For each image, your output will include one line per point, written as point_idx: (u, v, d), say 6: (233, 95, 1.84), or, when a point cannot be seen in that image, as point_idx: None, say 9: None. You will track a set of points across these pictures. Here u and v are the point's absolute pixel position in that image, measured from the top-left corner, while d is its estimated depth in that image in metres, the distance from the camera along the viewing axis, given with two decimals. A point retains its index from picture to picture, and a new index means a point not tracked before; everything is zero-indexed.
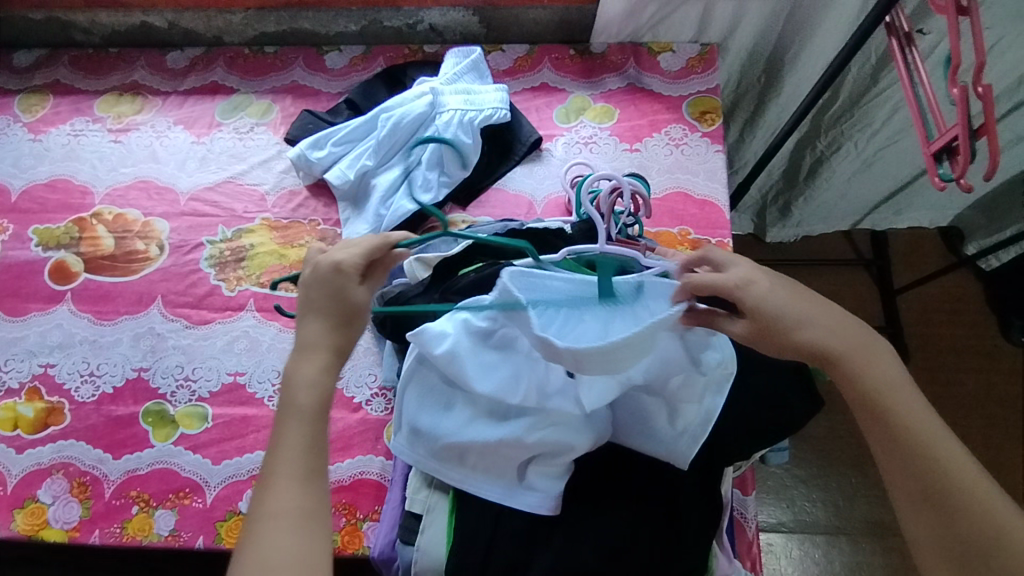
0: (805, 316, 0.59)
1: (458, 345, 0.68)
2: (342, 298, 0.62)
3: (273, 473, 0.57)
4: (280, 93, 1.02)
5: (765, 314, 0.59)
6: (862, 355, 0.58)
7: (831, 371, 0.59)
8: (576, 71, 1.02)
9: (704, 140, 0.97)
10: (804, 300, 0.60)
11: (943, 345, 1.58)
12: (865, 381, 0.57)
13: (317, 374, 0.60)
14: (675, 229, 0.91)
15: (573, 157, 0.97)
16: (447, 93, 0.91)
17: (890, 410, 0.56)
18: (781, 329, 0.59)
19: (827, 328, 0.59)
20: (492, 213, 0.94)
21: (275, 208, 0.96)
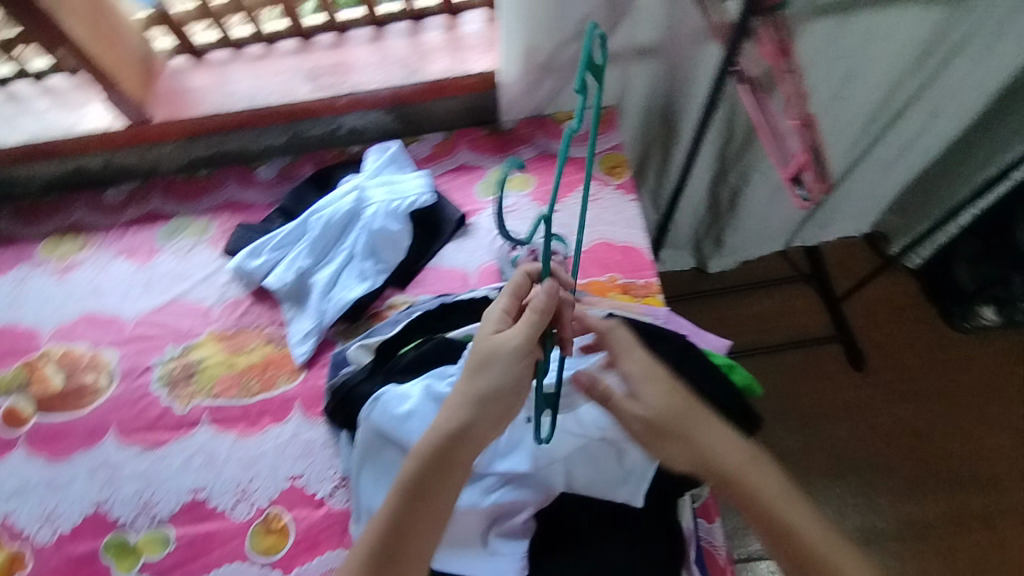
0: (696, 435, 0.67)
1: (419, 409, 0.71)
2: (496, 349, 0.64)
3: (367, 552, 0.61)
4: (216, 212, 1.07)
5: (649, 414, 0.68)
6: (748, 467, 0.66)
7: (724, 487, 0.66)
8: (491, 148, 1.10)
9: (618, 192, 1.04)
10: (695, 415, 0.68)
11: (893, 343, 1.64)
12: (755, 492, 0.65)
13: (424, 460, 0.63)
14: (604, 277, 0.96)
15: (499, 226, 1.02)
16: (371, 187, 0.97)
17: (776, 513, 0.64)
18: (671, 440, 0.67)
19: (718, 446, 0.66)
20: (429, 289, 0.98)
21: (221, 320, 0.99)
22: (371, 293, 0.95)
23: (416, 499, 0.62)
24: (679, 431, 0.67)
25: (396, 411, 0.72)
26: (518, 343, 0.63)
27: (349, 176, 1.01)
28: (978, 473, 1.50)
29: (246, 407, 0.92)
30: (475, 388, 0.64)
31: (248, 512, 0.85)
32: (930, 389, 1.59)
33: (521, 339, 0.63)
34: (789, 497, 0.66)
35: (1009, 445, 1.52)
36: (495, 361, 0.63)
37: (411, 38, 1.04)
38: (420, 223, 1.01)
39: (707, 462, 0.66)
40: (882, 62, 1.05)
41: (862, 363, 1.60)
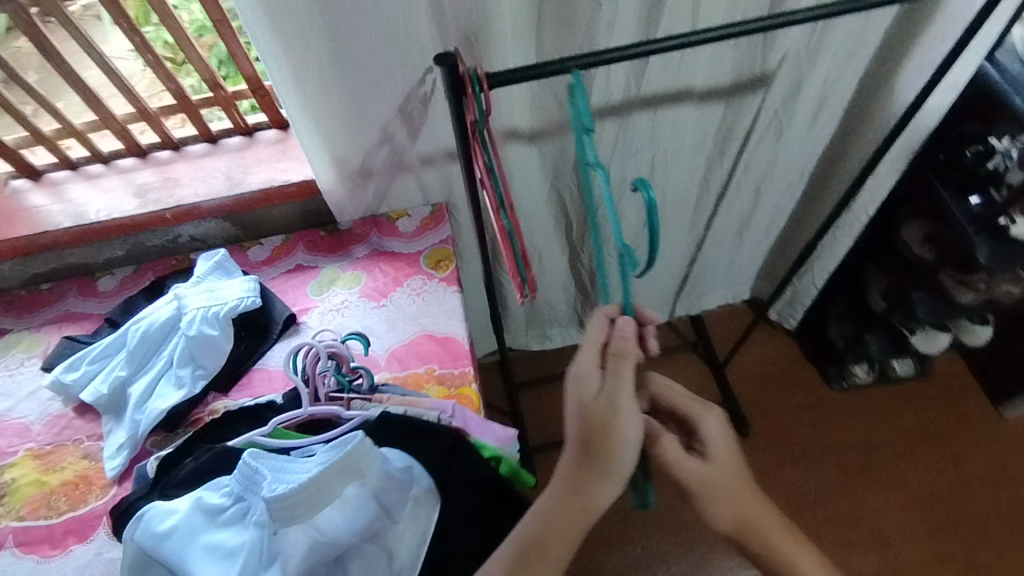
0: (745, 514, 0.75)
1: (184, 524, 0.72)
2: (597, 404, 0.68)
3: None
4: (52, 325, 1.09)
5: (706, 481, 0.75)
6: (782, 545, 0.74)
7: (759, 559, 0.75)
8: (327, 248, 1.15)
9: (442, 285, 1.09)
10: (753, 490, 0.76)
11: (798, 403, 1.67)
12: (786, 573, 0.74)
13: (548, 523, 0.68)
14: (421, 369, 0.99)
15: (327, 324, 1.06)
16: (193, 294, 1.00)
17: None
18: (721, 508, 0.75)
19: (760, 524, 0.74)
20: (252, 392, 1.00)
21: (40, 436, 0.98)
22: (187, 399, 0.96)
23: (536, 555, 0.68)
24: (723, 499, 0.75)
25: (156, 528, 0.71)
26: (624, 408, 0.68)
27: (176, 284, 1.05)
28: (943, 519, 1.51)
29: (52, 527, 0.90)
30: (588, 454, 0.68)
31: None
32: (811, 450, 1.61)
33: (620, 401, 0.68)
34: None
35: (895, 504, 1.54)
36: (603, 428, 0.68)
37: (242, 150, 1.11)
38: (246, 326, 1.04)
39: (750, 536, 0.74)
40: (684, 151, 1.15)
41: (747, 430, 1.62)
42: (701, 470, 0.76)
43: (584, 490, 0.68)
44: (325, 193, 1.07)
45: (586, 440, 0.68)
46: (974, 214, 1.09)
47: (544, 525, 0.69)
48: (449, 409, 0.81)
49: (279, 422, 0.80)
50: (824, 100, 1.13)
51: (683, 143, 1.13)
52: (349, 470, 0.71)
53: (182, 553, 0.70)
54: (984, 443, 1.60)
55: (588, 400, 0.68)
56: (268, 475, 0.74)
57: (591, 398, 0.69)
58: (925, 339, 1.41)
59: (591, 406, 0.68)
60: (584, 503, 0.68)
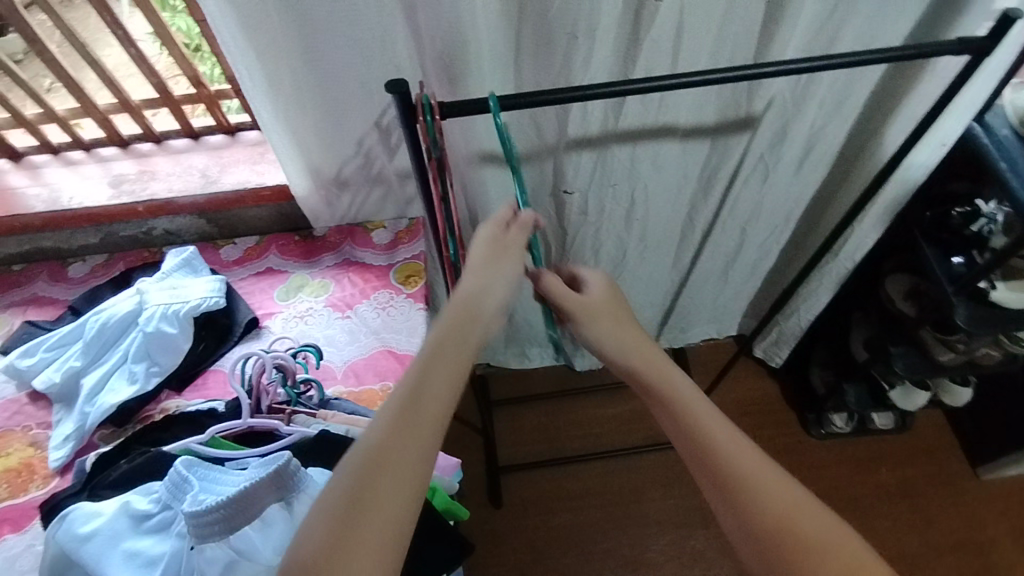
0: (624, 341, 0.76)
1: (107, 527, 0.71)
2: (507, 244, 0.74)
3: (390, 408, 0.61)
4: (17, 307, 1.09)
5: (586, 307, 0.78)
6: (671, 379, 0.72)
7: (647, 395, 0.73)
8: (299, 253, 1.14)
9: (409, 301, 1.08)
10: (627, 320, 0.78)
11: (786, 442, 1.65)
12: (682, 412, 0.70)
13: (453, 337, 0.66)
14: (377, 386, 0.99)
15: (288, 331, 1.05)
16: (156, 289, 1.00)
17: (692, 418, 0.69)
18: (600, 330, 0.77)
19: (636, 349, 0.75)
20: (206, 394, 1.00)
21: None
22: (138, 395, 0.95)
23: (444, 369, 0.64)
24: (601, 321, 0.77)
25: (77, 530, 0.70)
26: (516, 245, 0.74)
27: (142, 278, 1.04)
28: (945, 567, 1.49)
29: None
30: (489, 276, 0.71)
31: None
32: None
33: (516, 237, 0.75)
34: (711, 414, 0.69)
35: None
36: (499, 257, 0.73)
37: (222, 149, 1.12)
38: (207, 326, 1.03)
39: (634, 367, 0.74)
40: (664, 186, 1.14)
41: None
42: (580, 304, 0.78)
43: (487, 307, 0.70)
44: (298, 199, 1.07)
45: (484, 267, 0.72)
46: (956, 275, 1.07)
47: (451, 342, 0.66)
48: None
49: (217, 431, 0.79)
50: (811, 147, 1.13)
51: (664, 179, 1.13)
52: (277, 485, 0.71)
53: (100, 558, 0.69)
54: (963, 502, 1.56)
55: (487, 236, 0.74)
56: (197, 484, 0.73)
57: (487, 234, 0.74)
58: (902, 396, 1.44)
59: (483, 243, 0.74)
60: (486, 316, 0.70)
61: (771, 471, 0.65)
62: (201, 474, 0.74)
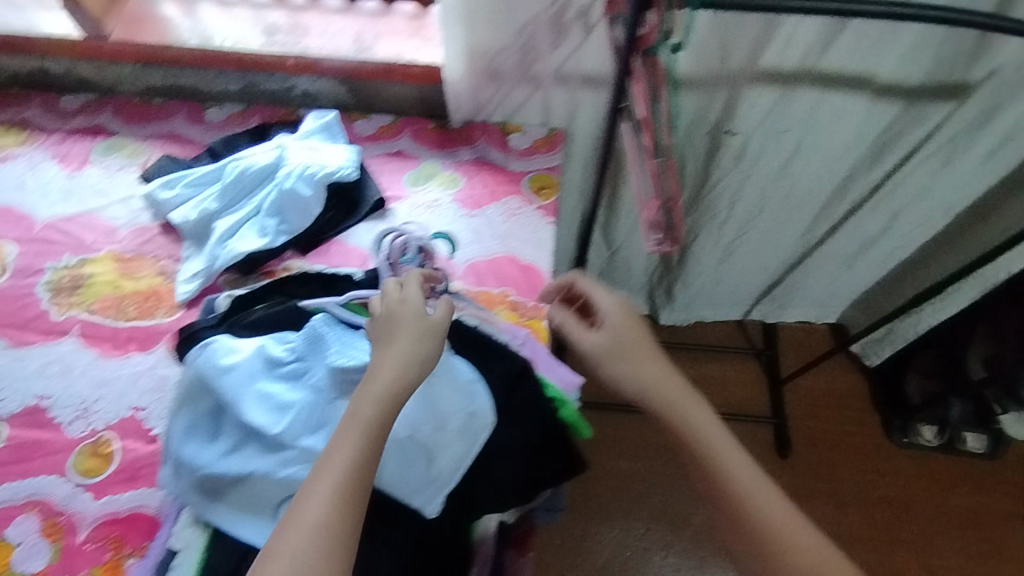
0: (653, 376, 0.78)
1: (244, 365, 0.72)
2: (419, 318, 0.68)
3: (313, 481, 0.59)
4: (156, 140, 1.10)
5: (606, 342, 0.81)
6: (701, 420, 0.75)
7: (677, 447, 0.75)
8: (432, 141, 1.10)
9: (538, 213, 1.04)
10: (643, 354, 0.80)
11: (863, 443, 1.60)
12: (703, 447, 0.73)
13: (376, 395, 0.63)
14: (496, 289, 0.96)
15: (414, 218, 1.02)
16: (297, 148, 0.99)
17: (726, 471, 0.71)
18: (630, 363, 0.79)
19: (656, 379, 0.78)
20: (330, 262, 1.00)
21: (124, 242, 1.00)
22: (267, 249, 0.96)
23: (365, 448, 0.61)
24: (630, 358, 0.79)
25: (218, 361, 0.72)
26: (444, 325, 0.69)
27: (281, 134, 1.03)
28: None
29: (117, 330, 0.93)
30: (411, 332, 0.66)
31: (82, 430, 0.86)
32: (839, 489, 1.55)
33: (445, 312, 0.70)
34: (732, 448, 0.73)
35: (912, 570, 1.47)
36: (424, 319, 0.68)
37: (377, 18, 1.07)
38: (338, 195, 1.02)
39: (667, 404, 0.76)
40: (830, 147, 1.05)
41: (787, 452, 1.58)
42: (595, 334, 0.82)
43: (405, 362, 0.65)
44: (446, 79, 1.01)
45: (403, 328, 0.67)
46: None
47: (384, 404, 0.63)
48: (520, 335, 0.82)
49: (355, 297, 0.78)
50: (1010, 135, 1.01)
51: (837, 138, 1.03)
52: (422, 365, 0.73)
53: (236, 391, 0.71)
54: None
55: (414, 299, 0.70)
56: (337, 343, 0.73)
57: (413, 295, 0.70)
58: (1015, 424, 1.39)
59: (401, 305, 0.69)
60: (410, 368, 0.65)
61: (787, 514, 0.69)
62: (341, 332, 0.75)
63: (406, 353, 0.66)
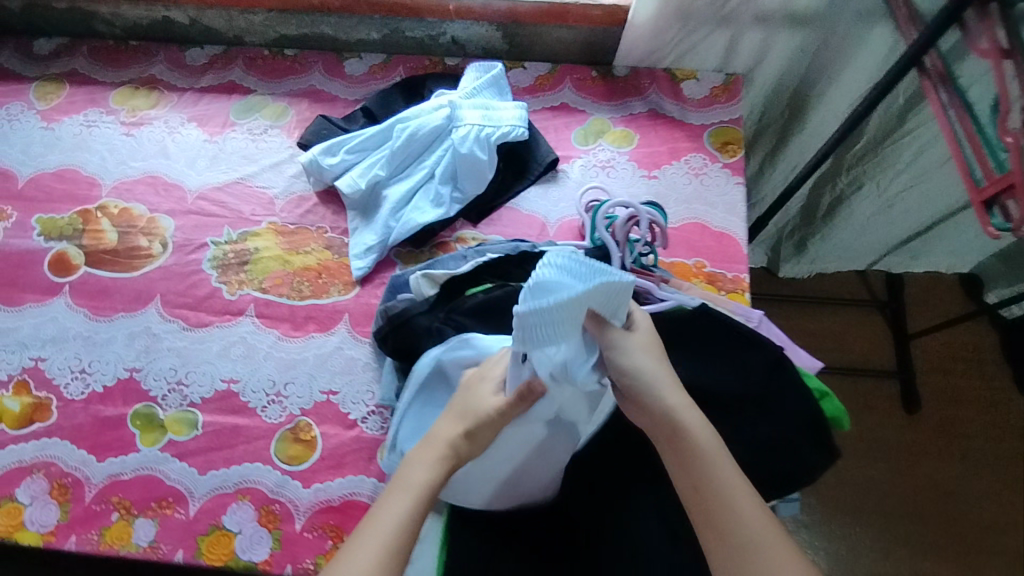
0: (660, 374, 0.60)
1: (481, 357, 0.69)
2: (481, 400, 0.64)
3: (357, 535, 0.55)
4: (297, 97, 1.01)
5: (624, 345, 0.60)
6: (710, 441, 0.58)
7: (689, 493, 0.57)
8: (598, 92, 1.00)
9: (725, 172, 0.94)
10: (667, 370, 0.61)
11: (992, 397, 1.56)
12: (709, 474, 0.56)
13: (433, 460, 0.61)
14: (691, 261, 0.89)
15: (590, 180, 0.94)
16: (466, 108, 0.90)
17: (742, 539, 0.54)
18: (635, 354, 0.60)
19: (678, 403, 0.59)
20: (503, 232, 0.92)
21: (283, 213, 0.94)
22: (443, 220, 0.88)
23: (412, 512, 0.57)
24: (640, 348, 0.61)
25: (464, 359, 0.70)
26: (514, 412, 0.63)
27: (441, 91, 0.94)
28: None
29: (294, 309, 0.88)
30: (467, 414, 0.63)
31: (278, 416, 0.83)
32: (969, 445, 1.52)
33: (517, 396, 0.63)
34: (738, 481, 0.57)
35: None
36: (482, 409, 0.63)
37: None
38: (506, 158, 0.94)
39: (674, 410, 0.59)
40: None
41: (915, 408, 1.54)
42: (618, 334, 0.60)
43: (460, 435, 0.63)
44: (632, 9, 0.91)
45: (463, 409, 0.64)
46: None
47: (439, 474, 0.60)
48: (752, 318, 0.74)
49: None
50: None
51: None
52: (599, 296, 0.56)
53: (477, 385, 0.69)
54: None
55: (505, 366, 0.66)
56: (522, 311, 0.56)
57: (495, 374, 0.66)
58: None
59: (481, 381, 0.66)
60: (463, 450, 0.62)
61: None
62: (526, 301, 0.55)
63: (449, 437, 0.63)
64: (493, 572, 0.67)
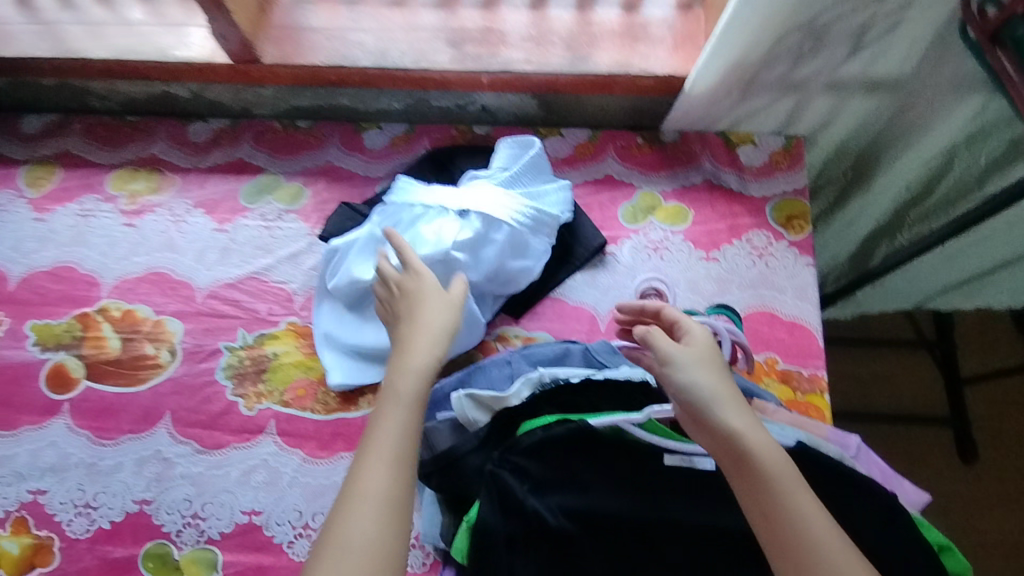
0: (723, 390, 0.54)
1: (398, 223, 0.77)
2: (435, 296, 0.65)
3: (365, 455, 0.53)
4: (313, 175, 0.92)
5: (689, 361, 0.56)
6: (786, 465, 0.51)
7: (749, 505, 0.51)
8: (646, 161, 0.92)
9: (792, 250, 0.86)
10: (727, 381, 0.56)
11: None
12: (790, 499, 0.49)
13: (419, 367, 0.58)
14: (761, 357, 0.80)
15: (641, 266, 0.86)
16: (449, 210, 0.77)
17: (814, 554, 0.47)
18: (698, 368, 0.55)
19: (737, 413, 0.54)
20: (550, 327, 0.83)
21: (304, 311, 0.85)
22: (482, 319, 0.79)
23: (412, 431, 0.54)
24: (698, 366, 0.56)
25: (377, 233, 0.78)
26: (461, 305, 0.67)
27: (409, 177, 0.80)
28: None
29: (321, 424, 0.79)
30: (429, 302, 0.64)
31: (307, 553, 0.74)
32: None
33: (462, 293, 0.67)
34: (806, 491, 0.50)
35: None
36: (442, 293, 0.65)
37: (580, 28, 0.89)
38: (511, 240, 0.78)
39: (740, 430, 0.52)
40: None
41: (973, 458, 1.42)
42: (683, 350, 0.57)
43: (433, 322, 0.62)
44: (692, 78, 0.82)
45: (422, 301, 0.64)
46: None
47: (424, 375, 0.58)
48: (849, 446, 0.67)
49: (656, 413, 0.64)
50: None
51: None
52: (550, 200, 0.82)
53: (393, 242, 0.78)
54: None
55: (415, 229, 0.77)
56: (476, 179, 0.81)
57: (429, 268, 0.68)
58: None
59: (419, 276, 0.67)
60: (438, 343, 0.61)
61: None
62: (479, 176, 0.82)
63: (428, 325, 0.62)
64: None
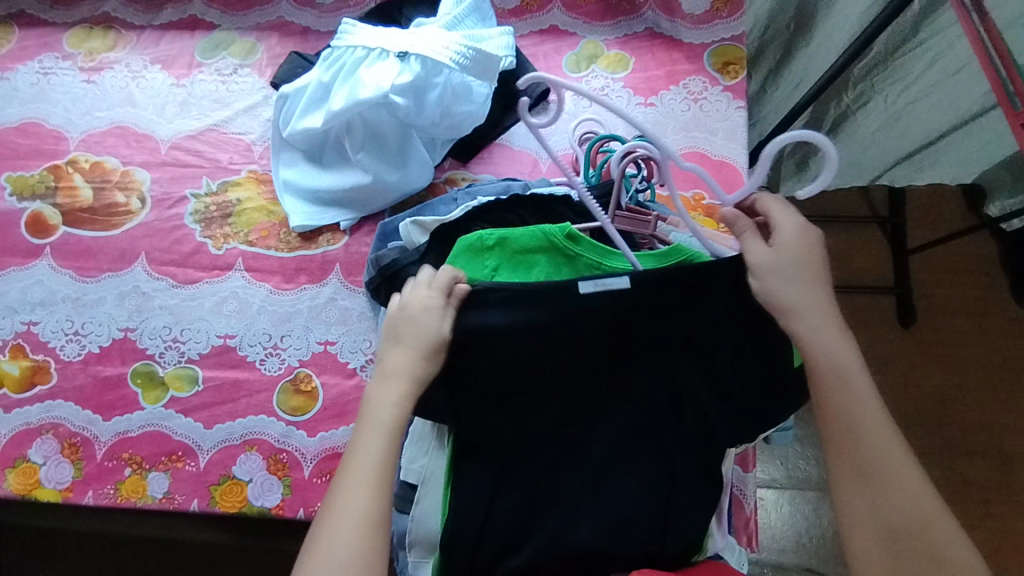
0: (804, 292, 0.59)
1: (345, 65, 0.80)
2: (423, 323, 0.63)
3: (344, 474, 0.57)
4: (266, 31, 0.94)
5: (779, 260, 0.60)
6: (852, 367, 0.57)
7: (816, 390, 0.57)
8: (590, 11, 0.95)
9: (725, 95, 0.89)
10: (814, 283, 0.60)
11: None
12: (849, 387, 0.56)
13: (395, 398, 0.60)
14: (688, 193, 0.86)
15: (582, 111, 0.90)
16: (389, 53, 0.79)
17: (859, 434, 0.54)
18: (785, 275, 0.59)
19: (817, 313, 0.59)
20: (495, 170, 0.89)
21: (263, 160, 0.90)
22: (424, 168, 0.85)
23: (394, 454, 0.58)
24: (791, 266, 0.60)
25: (326, 71, 0.81)
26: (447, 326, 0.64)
27: (352, 21, 0.82)
28: None
29: (284, 261, 0.86)
30: (414, 325, 0.63)
31: (277, 368, 0.83)
32: (983, 363, 1.33)
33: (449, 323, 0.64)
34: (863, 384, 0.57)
35: None
36: (435, 341, 0.62)
37: None
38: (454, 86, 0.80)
39: (806, 330, 0.58)
40: None
41: (912, 321, 1.35)
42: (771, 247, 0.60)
43: (413, 361, 0.62)
44: None
45: (411, 335, 0.62)
46: None
47: (406, 400, 0.60)
48: None
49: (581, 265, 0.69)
50: None
51: None
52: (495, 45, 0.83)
53: (337, 83, 0.80)
54: None
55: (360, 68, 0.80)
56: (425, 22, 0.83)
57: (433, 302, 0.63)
58: None
59: (422, 313, 0.63)
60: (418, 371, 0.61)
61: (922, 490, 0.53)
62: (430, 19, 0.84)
63: (403, 367, 0.62)
64: (502, 490, 0.68)
